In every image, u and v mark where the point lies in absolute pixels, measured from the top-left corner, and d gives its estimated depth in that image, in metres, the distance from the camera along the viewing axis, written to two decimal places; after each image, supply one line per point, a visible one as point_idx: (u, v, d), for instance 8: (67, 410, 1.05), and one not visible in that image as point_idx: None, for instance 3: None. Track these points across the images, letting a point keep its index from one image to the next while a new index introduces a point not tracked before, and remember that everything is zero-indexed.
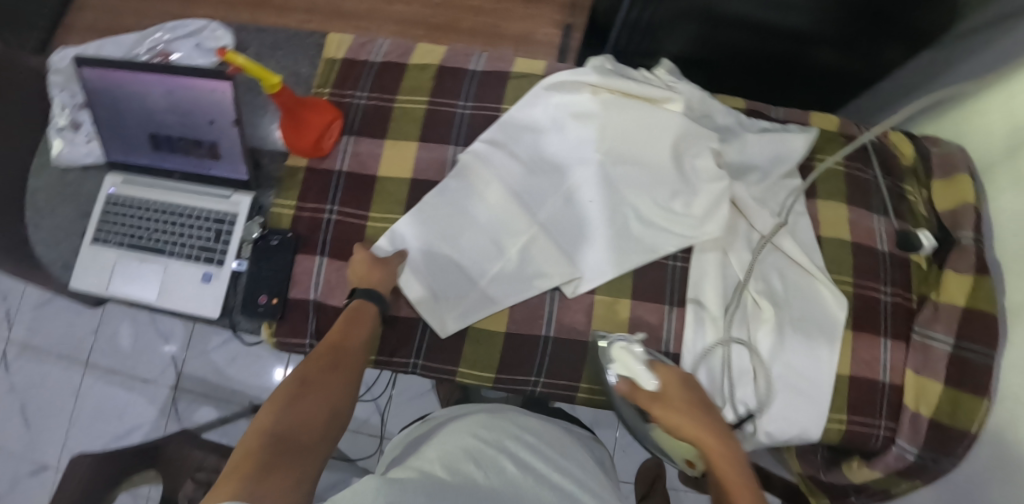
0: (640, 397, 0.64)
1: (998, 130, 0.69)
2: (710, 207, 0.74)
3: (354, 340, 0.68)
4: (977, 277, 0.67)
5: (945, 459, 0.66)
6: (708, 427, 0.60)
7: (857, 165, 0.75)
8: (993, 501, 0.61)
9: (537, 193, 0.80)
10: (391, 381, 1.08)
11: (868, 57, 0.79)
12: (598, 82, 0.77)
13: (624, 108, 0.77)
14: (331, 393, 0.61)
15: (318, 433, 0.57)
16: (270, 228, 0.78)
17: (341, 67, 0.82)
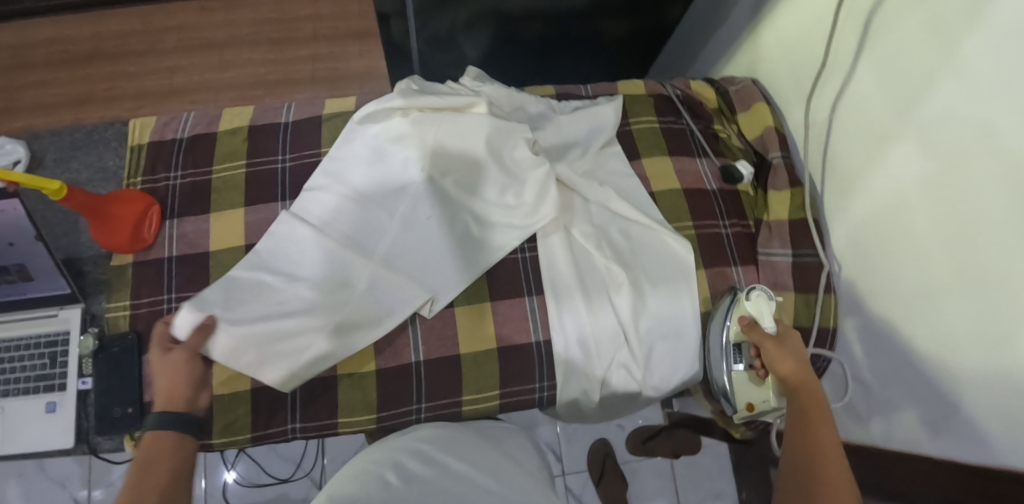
0: (755, 334, 0.67)
1: (798, 44, 0.79)
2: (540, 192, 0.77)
3: (165, 463, 0.54)
4: (792, 189, 0.81)
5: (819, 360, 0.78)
6: (807, 371, 0.62)
7: (671, 119, 0.89)
8: (867, 386, 0.71)
9: (364, 226, 0.76)
10: (321, 449, 1.16)
11: (655, 18, 0.90)
12: (405, 104, 0.77)
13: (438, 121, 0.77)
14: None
15: None
16: (108, 336, 0.74)
17: (149, 151, 0.81)
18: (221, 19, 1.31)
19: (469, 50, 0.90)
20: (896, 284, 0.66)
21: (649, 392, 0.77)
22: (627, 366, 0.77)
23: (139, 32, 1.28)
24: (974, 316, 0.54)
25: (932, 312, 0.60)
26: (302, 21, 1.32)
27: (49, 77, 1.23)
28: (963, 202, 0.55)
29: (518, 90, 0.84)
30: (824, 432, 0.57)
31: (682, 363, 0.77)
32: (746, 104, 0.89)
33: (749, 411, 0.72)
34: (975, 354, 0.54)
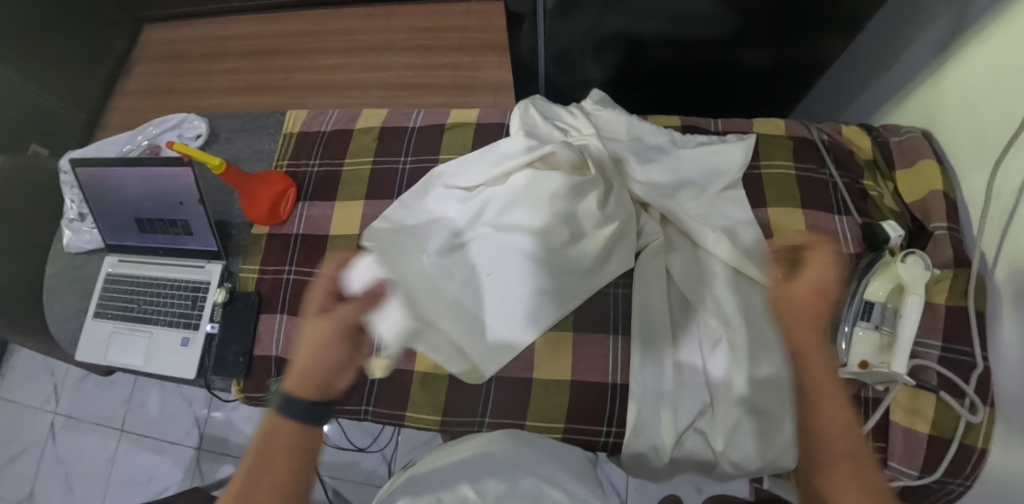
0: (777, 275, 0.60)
1: (986, 99, 0.66)
2: (615, 246, 0.76)
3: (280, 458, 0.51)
4: (956, 269, 0.67)
5: (956, 482, 0.64)
6: (807, 302, 0.55)
7: (810, 167, 0.79)
8: None
9: (418, 290, 0.74)
10: (396, 432, 1.22)
11: (810, 54, 0.82)
12: (529, 158, 0.75)
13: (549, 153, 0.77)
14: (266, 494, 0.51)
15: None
16: (237, 292, 0.86)
17: (297, 140, 0.92)
18: (383, 24, 1.45)
19: (596, 73, 0.89)
20: None
21: (725, 467, 0.70)
22: (704, 431, 0.71)
23: (317, 32, 1.47)
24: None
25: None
26: (451, 31, 1.42)
27: (243, 64, 1.45)
28: None
29: (639, 120, 0.81)
30: (811, 343, 0.54)
31: (774, 447, 0.68)
32: (908, 159, 0.75)
33: (862, 368, 0.66)
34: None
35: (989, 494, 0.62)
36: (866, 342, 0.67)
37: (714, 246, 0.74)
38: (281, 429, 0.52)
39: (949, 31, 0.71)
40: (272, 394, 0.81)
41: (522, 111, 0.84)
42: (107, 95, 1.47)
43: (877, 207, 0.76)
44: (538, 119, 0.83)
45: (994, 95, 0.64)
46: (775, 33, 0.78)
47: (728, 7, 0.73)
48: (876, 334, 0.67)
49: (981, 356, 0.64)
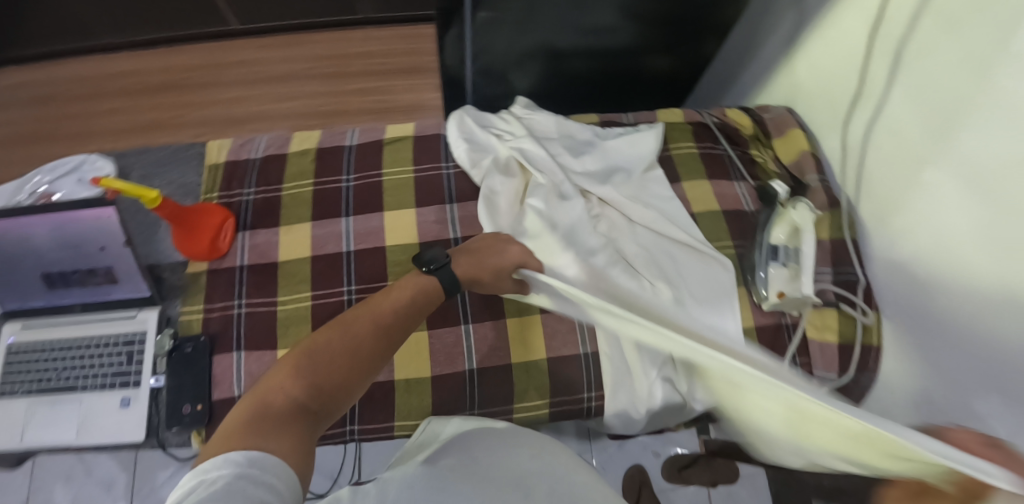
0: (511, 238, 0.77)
1: (828, 77, 0.86)
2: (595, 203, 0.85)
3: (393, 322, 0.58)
4: (831, 211, 0.85)
5: (864, 377, 0.80)
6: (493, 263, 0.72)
7: (709, 145, 0.94)
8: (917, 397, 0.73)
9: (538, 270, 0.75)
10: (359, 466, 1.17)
11: (693, 54, 0.97)
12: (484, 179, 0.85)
13: (494, 165, 0.86)
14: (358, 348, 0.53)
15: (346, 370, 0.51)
16: (181, 336, 0.79)
17: (225, 171, 0.88)
18: (280, 54, 1.43)
19: (519, 82, 0.97)
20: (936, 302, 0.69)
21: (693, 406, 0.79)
22: None
23: (207, 66, 1.40)
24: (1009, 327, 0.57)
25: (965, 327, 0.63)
26: (355, 58, 1.45)
27: (123, 105, 1.33)
28: (1000, 215, 0.59)
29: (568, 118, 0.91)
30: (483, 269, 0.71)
31: None
32: (781, 131, 0.93)
33: (781, 298, 0.81)
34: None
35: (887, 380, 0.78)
36: (780, 277, 0.81)
37: (648, 219, 0.85)
38: (422, 294, 0.63)
39: (794, 26, 0.90)
40: None
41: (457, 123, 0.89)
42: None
43: (765, 171, 0.93)
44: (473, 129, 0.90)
45: (834, 72, 0.84)
46: (665, 37, 0.92)
47: (628, 18, 0.86)
48: (786, 270, 0.81)
49: (860, 272, 0.82)
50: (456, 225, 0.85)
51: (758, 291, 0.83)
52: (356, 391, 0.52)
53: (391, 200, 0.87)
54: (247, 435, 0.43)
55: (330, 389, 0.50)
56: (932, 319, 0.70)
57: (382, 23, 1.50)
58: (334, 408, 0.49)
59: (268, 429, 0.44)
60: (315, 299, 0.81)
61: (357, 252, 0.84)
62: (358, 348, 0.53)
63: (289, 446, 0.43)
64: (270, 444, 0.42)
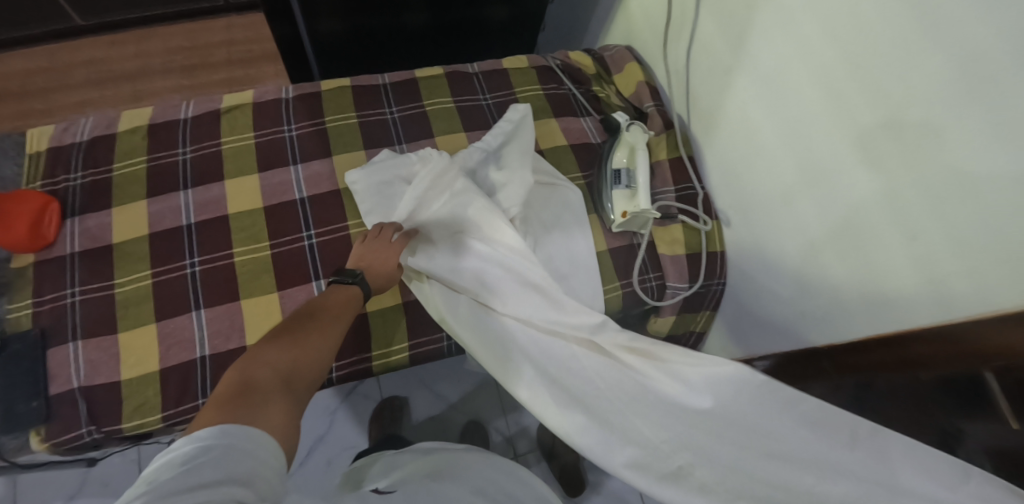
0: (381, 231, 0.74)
1: (653, 7, 0.92)
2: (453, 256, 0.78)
3: (337, 314, 0.63)
4: (667, 132, 0.91)
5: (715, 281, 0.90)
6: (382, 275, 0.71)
7: (554, 86, 0.97)
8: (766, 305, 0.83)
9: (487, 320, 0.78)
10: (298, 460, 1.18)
11: (532, 4, 1.01)
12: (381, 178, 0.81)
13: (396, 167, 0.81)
14: (315, 341, 0.57)
15: (314, 361, 0.55)
16: (10, 334, 0.74)
17: (48, 157, 0.83)
18: (130, 51, 1.37)
19: (363, 40, 0.99)
20: (774, 193, 0.77)
21: None
22: None
23: (49, 71, 1.33)
24: (836, 204, 0.66)
25: (799, 219, 0.73)
26: (214, 47, 1.40)
27: None
28: (799, 111, 0.69)
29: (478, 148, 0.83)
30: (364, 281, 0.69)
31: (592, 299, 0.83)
32: (619, 66, 0.99)
33: (624, 217, 0.85)
34: (893, 235, 0.60)
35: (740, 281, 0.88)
36: (621, 197, 0.85)
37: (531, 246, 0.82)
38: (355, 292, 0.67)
39: None
40: (86, 429, 0.72)
41: (366, 174, 0.81)
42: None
43: (608, 105, 0.97)
44: (395, 178, 0.81)
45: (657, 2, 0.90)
46: None
47: None
48: (629, 189, 0.85)
49: (698, 184, 0.89)
50: (302, 186, 0.84)
51: (606, 212, 0.88)
52: (321, 367, 0.56)
53: (231, 167, 0.84)
54: (229, 406, 0.44)
55: (297, 370, 0.53)
56: (766, 211, 0.79)
57: (243, 9, 1.45)
58: (304, 393, 0.51)
59: (244, 399, 0.45)
60: (156, 276, 0.78)
61: (198, 223, 0.81)
62: (321, 341, 0.58)
63: (275, 420, 0.45)
64: (255, 411, 0.44)
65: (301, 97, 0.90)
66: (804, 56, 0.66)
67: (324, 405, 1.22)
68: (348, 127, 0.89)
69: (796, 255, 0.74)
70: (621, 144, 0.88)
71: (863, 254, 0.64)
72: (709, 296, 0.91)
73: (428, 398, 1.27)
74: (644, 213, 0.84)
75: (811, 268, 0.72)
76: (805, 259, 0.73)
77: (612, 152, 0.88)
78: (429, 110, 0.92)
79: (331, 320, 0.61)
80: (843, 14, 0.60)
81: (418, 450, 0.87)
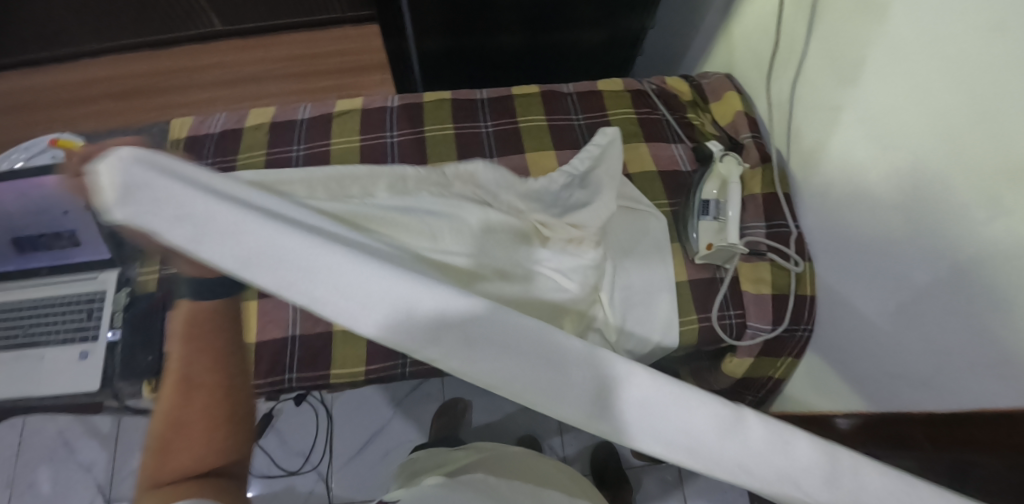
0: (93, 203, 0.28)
1: (759, 38, 0.90)
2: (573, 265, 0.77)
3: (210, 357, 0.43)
4: (763, 165, 0.89)
5: (801, 326, 0.86)
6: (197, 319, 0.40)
7: (648, 111, 0.97)
8: (858, 360, 0.79)
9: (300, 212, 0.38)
10: (359, 447, 1.23)
11: (631, 26, 1.02)
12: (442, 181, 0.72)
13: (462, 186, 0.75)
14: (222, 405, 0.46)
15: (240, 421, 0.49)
16: (138, 294, 0.84)
17: (186, 145, 0.95)
18: (258, 55, 1.52)
19: (463, 57, 1.04)
20: (874, 237, 0.72)
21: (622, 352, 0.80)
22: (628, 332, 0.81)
23: (190, 69, 1.50)
24: (942, 260, 0.62)
25: (902, 266, 0.68)
26: (329, 55, 1.52)
27: (114, 109, 1.45)
28: (908, 156, 0.65)
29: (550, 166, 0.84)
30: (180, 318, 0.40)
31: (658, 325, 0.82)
32: (717, 95, 0.97)
33: (709, 249, 0.83)
34: (1007, 297, 0.55)
35: (832, 329, 0.83)
36: (708, 228, 0.84)
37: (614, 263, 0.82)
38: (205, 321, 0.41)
39: None
40: None
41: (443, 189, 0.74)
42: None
43: (702, 133, 0.95)
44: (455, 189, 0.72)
45: (764, 33, 0.88)
46: (602, 12, 0.98)
47: None
48: (718, 222, 0.84)
49: (793, 224, 0.86)
50: None
51: (690, 242, 0.86)
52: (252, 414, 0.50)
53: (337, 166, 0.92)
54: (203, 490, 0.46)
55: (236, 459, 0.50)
56: (866, 259, 0.74)
57: (358, 22, 1.57)
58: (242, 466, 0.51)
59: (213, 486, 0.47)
60: None
61: None
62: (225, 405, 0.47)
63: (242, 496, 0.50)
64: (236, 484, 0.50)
65: (404, 106, 0.96)
66: (919, 98, 0.63)
67: (390, 397, 1.27)
68: (445, 137, 0.94)
69: (897, 312, 0.70)
70: (713, 174, 0.86)
71: (973, 322, 0.59)
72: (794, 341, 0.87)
73: (486, 406, 1.29)
74: (731, 247, 0.82)
75: (912, 328, 0.68)
76: (904, 316, 0.69)
77: (703, 183, 0.87)
78: (522, 127, 0.95)
79: (205, 379, 0.45)
80: (969, 57, 0.56)
81: (482, 446, 0.88)
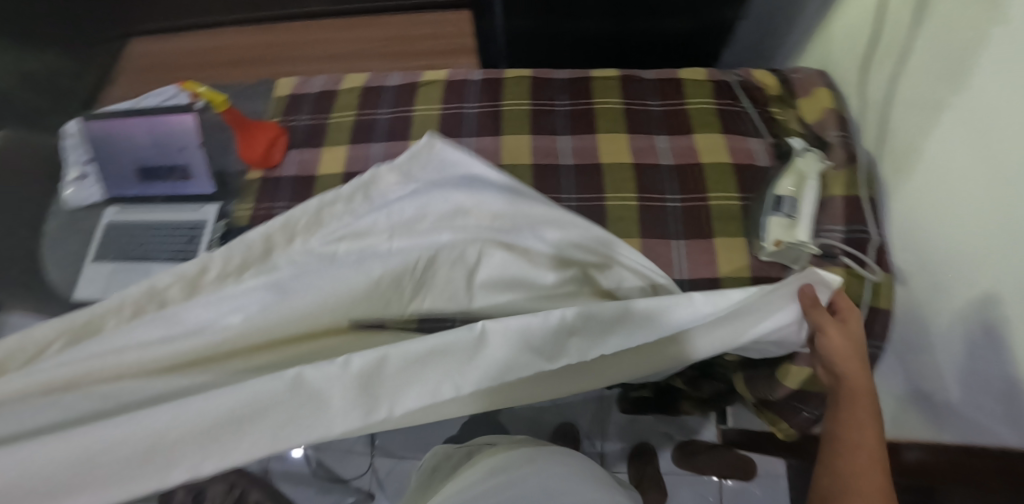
0: None
1: (859, 33, 0.85)
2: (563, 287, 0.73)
3: None
4: (848, 166, 0.84)
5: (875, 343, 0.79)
6: None
7: (729, 102, 0.95)
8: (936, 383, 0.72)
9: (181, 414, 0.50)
10: None
11: (722, 17, 1.00)
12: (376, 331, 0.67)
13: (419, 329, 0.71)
14: None
15: None
16: (232, 227, 0.94)
17: (288, 101, 1.04)
18: (360, 34, 1.64)
19: (548, 39, 1.07)
20: (962, 249, 0.66)
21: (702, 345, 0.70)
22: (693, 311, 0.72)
23: (300, 44, 1.65)
24: None
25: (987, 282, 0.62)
26: (423, 38, 1.61)
27: (232, 74, 1.62)
28: (1005, 161, 0.60)
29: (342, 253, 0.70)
30: None
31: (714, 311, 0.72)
32: (807, 91, 0.93)
33: (777, 245, 0.78)
34: None
35: (909, 346, 0.77)
36: (778, 224, 0.79)
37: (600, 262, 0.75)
38: None
39: None
40: None
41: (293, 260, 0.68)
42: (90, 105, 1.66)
43: (784, 129, 0.92)
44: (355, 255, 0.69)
45: (866, 27, 0.83)
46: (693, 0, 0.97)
47: None
48: (789, 219, 0.79)
49: (876, 231, 0.80)
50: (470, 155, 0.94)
51: (756, 237, 0.81)
52: None
53: (417, 131, 0.97)
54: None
55: None
56: (944, 273, 0.69)
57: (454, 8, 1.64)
58: None
59: None
60: None
61: None
62: None
63: None
64: None
65: (486, 80, 1.00)
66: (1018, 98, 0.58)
67: None
68: (520, 112, 0.96)
69: (975, 334, 0.64)
70: (791, 170, 0.83)
71: None
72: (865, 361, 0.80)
73: None
74: (801, 246, 0.78)
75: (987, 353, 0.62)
76: (979, 336, 0.63)
77: (779, 178, 0.84)
78: (597, 109, 0.96)
79: None
80: None
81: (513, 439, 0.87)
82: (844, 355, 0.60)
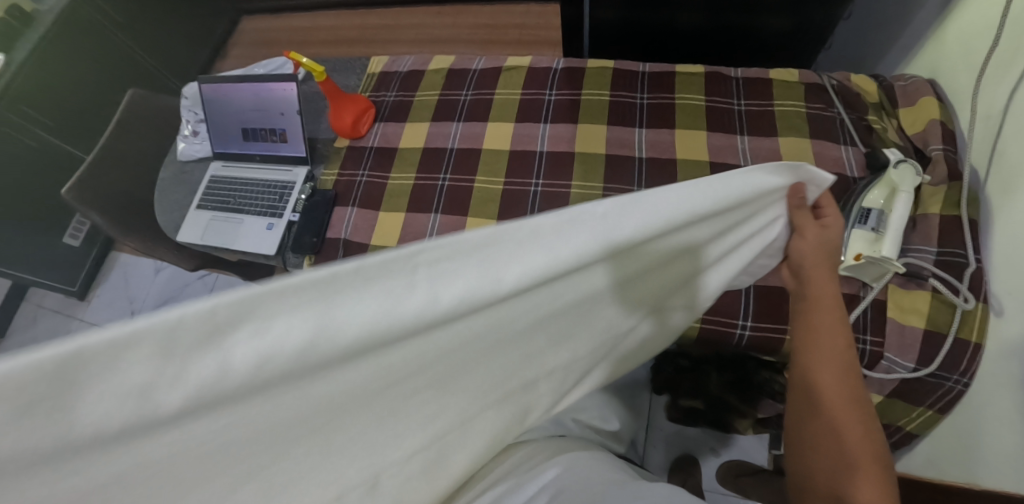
0: None
1: (978, 39, 0.79)
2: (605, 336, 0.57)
3: None
4: (949, 184, 0.78)
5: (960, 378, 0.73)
6: None
7: (820, 107, 0.91)
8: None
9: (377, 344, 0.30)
10: None
11: (822, 16, 0.96)
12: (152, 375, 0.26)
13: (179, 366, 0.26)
14: None
15: None
16: (318, 189, 1.01)
17: (378, 78, 1.11)
18: (451, 22, 1.69)
19: (633, 32, 1.07)
20: None
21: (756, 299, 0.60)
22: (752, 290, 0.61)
23: (394, 28, 1.73)
24: None
25: None
26: (511, 28, 1.64)
27: (330, 52, 1.73)
28: None
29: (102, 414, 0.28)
30: None
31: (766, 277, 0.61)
32: (910, 100, 0.87)
33: (856, 260, 0.75)
34: None
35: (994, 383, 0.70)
36: (861, 237, 0.75)
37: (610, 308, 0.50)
38: None
39: None
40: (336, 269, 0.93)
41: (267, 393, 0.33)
42: (204, 73, 1.83)
43: (880, 139, 0.86)
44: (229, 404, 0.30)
45: (986, 33, 0.77)
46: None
47: None
48: (874, 233, 0.75)
49: (973, 257, 0.74)
50: (544, 141, 0.95)
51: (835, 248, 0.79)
52: None
53: (496, 114, 1.00)
54: None
55: None
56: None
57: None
58: None
59: None
60: (417, 181, 0.97)
61: (458, 150, 0.98)
62: None
63: None
64: None
65: (567, 69, 1.02)
66: None
67: None
68: (599, 102, 0.97)
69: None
70: (883, 180, 0.77)
71: None
72: (943, 400, 0.76)
73: None
74: (884, 262, 0.74)
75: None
76: None
77: (867, 189, 0.79)
78: (678, 104, 0.94)
79: None
80: None
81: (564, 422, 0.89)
82: (816, 257, 0.54)
